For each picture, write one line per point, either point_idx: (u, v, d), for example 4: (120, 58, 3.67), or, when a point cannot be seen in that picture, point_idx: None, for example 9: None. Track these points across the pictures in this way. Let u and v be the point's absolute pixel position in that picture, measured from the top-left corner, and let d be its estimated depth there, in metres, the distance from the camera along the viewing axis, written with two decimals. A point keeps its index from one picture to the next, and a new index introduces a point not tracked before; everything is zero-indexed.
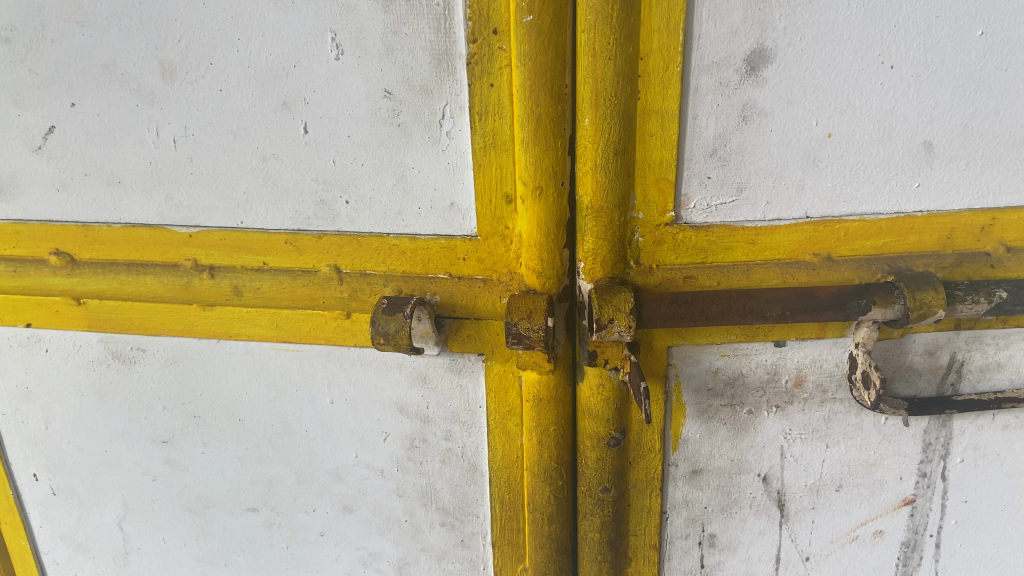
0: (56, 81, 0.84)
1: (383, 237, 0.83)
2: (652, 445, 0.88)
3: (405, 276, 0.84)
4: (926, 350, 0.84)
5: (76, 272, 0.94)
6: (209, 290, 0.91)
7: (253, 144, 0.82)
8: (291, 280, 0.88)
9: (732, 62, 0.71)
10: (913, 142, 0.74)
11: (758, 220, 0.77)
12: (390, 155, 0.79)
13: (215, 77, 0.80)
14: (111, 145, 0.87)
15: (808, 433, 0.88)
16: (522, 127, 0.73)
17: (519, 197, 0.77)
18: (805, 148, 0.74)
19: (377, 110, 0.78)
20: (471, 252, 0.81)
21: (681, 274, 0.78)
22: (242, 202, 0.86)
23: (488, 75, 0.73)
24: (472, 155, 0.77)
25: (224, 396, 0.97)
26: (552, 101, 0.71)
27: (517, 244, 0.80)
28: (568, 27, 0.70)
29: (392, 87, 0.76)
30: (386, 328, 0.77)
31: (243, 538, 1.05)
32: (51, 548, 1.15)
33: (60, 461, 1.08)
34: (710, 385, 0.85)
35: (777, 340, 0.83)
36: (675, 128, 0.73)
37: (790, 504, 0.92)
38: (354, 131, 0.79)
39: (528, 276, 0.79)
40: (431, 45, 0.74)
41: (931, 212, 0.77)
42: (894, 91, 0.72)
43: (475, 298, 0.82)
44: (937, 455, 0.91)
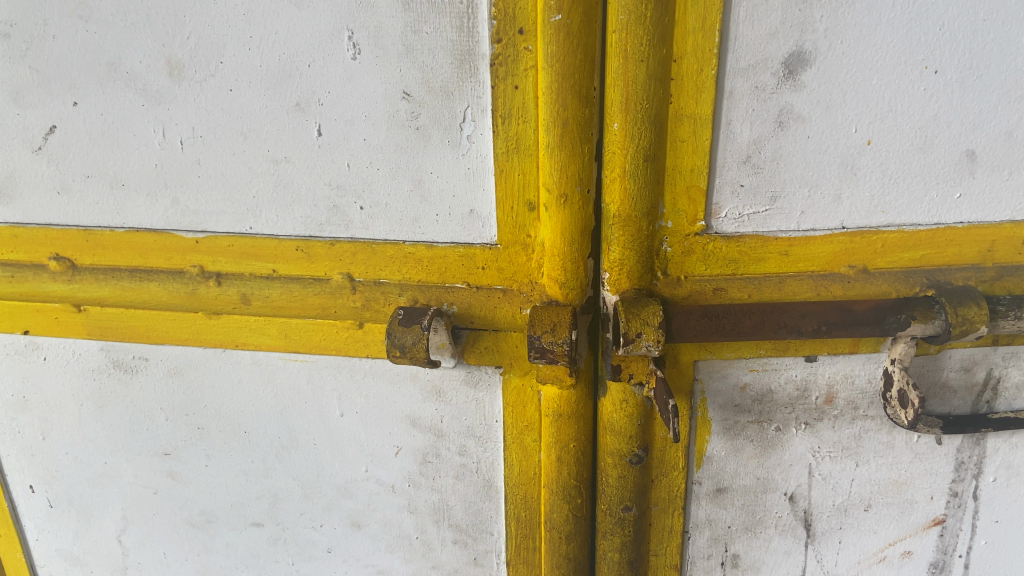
0: (58, 79, 0.81)
1: (398, 245, 0.80)
2: (676, 462, 0.85)
3: (421, 285, 0.81)
4: (962, 367, 0.81)
5: (77, 277, 0.91)
6: (215, 297, 0.87)
7: (264, 146, 0.79)
8: (302, 289, 0.84)
9: (769, 65, 0.67)
10: (955, 151, 0.71)
11: (792, 230, 0.74)
12: (408, 160, 0.76)
13: (226, 76, 0.77)
14: (115, 147, 0.83)
15: (837, 451, 0.85)
16: (548, 132, 0.69)
17: (543, 204, 0.73)
18: (843, 156, 0.71)
19: (395, 112, 0.74)
20: (490, 261, 0.78)
21: (711, 286, 0.75)
22: (252, 206, 0.82)
23: (513, 77, 0.70)
24: (493, 160, 0.74)
25: (229, 408, 0.93)
26: (580, 104, 0.68)
27: (539, 253, 0.76)
28: (598, 27, 0.66)
29: (411, 88, 0.73)
30: (403, 340, 0.74)
31: (247, 554, 1.02)
32: (48, 561, 1.12)
33: (57, 472, 1.04)
34: (737, 401, 0.82)
35: (809, 355, 0.80)
36: (708, 134, 0.70)
37: (817, 524, 0.89)
38: (370, 134, 0.76)
39: (551, 286, 0.76)
40: (454, 45, 0.70)
41: (971, 223, 0.74)
42: (937, 97, 0.69)
43: (494, 308, 0.79)
44: (970, 474, 0.88)
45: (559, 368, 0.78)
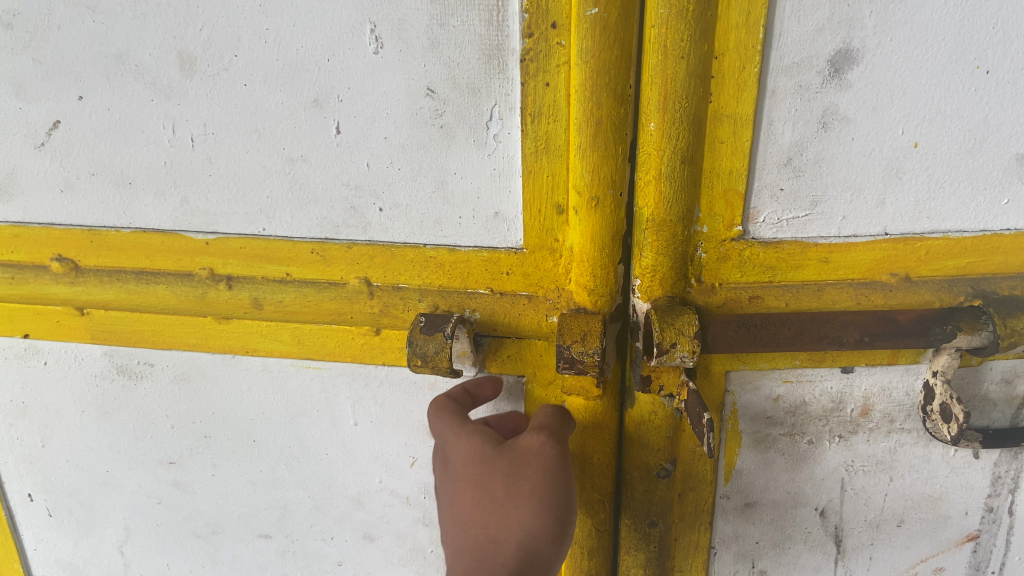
0: (63, 72, 0.77)
1: (419, 248, 0.77)
2: (704, 476, 0.81)
3: (442, 290, 0.78)
4: (1003, 379, 0.78)
5: (81, 279, 0.87)
6: (226, 301, 0.84)
7: (280, 144, 0.75)
8: (317, 293, 0.81)
9: (815, 63, 0.64)
10: (1004, 155, 0.68)
11: (832, 236, 0.70)
12: (430, 159, 0.73)
13: (240, 70, 0.73)
14: (121, 144, 0.80)
15: (871, 465, 0.82)
16: (579, 132, 0.66)
17: (572, 207, 0.70)
18: (889, 159, 0.68)
19: (418, 110, 0.71)
20: (515, 266, 0.75)
21: (746, 294, 0.72)
22: (265, 207, 0.79)
23: (544, 73, 0.66)
24: (521, 161, 0.70)
25: (238, 416, 0.90)
26: (615, 102, 0.65)
27: (567, 258, 0.73)
28: (636, 21, 0.63)
29: (435, 85, 0.69)
30: (425, 349, 0.71)
31: (255, 566, 1.00)
32: (47, 571, 1.09)
33: (58, 480, 1.01)
34: (769, 413, 0.79)
35: (845, 367, 0.76)
36: (749, 135, 0.66)
37: (848, 540, 0.86)
38: (391, 133, 0.72)
39: (578, 293, 0.73)
40: (482, 39, 0.67)
41: (1019, 231, 0.71)
42: (988, 99, 0.66)
43: (519, 316, 0.75)
44: (1006, 489, 0.85)
45: (585, 379, 0.74)
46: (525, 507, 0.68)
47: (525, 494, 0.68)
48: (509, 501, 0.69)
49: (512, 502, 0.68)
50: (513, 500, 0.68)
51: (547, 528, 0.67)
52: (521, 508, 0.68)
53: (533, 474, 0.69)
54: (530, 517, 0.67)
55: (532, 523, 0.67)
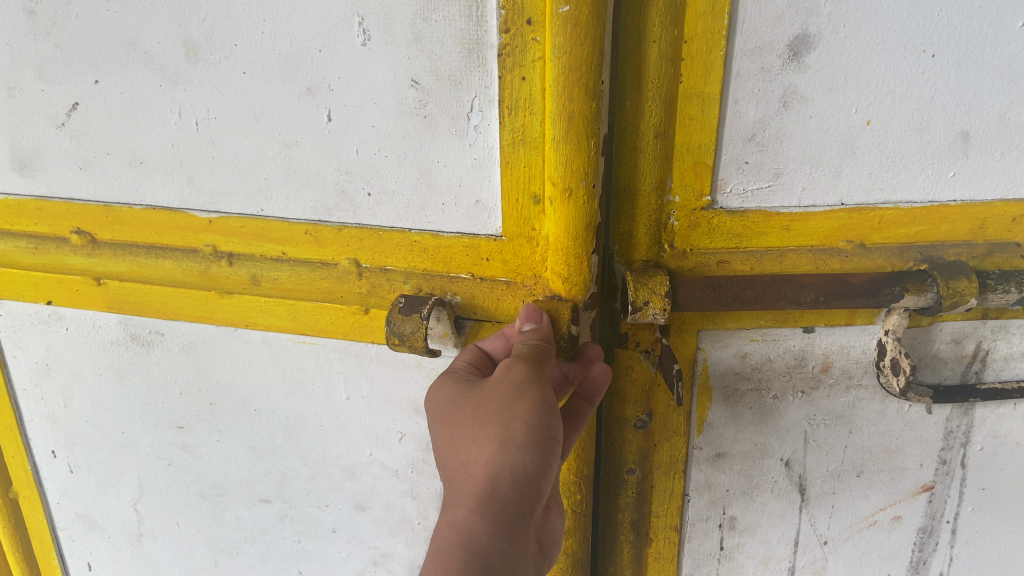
0: (80, 58, 0.84)
1: (403, 233, 0.84)
2: (678, 427, 0.89)
3: (426, 273, 0.85)
4: (952, 339, 0.85)
5: (97, 252, 0.94)
6: (227, 277, 0.91)
7: (276, 129, 0.82)
8: (309, 272, 0.88)
9: (775, 47, 0.71)
10: (949, 133, 0.75)
11: (793, 206, 0.77)
12: (416, 147, 0.79)
13: (239, 59, 0.80)
14: (133, 126, 0.86)
15: (832, 419, 0.89)
16: (553, 125, 0.71)
17: (547, 198, 0.76)
18: (844, 135, 0.74)
19: (403, 100, 0.77)
20: (494, 253, 0.82)
21: (715, 259, 0.79)
22: (263, 189, 0.86)
23: (520, 67, 0.72)
24: (500, 151, 0.77)
25: (240, 386, 0.98)
26: (586, 97, 0.69)
27: (542, 246, 0.79)
28: (606, 20, 0.67)
29: (420, 76, 0.76)
30: (401, 328, 0.78)
31: (256, 528, 1.08)
32: (68, 525, 1.18)
33: (78, 440, 1.10)
34: (737, 369, 0.86)
35: (806, 326, 0.84)
36: (716, 112, 0.73)
37: (811, 488, 0.93)
38: (379, 122, 0.79)
39: (552, 280, 0.79)
40: (462, 34, 0.73)
41: (964, 201, 0.77)
42: (934, 81, 0.72)
43: (497, 299, 0.84)
44: (958, 443, 0.92)
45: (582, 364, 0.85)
46: (495, 420, 0.69)
47: (495, 407, 0.70)
48: (476, 424, 0.70)
49: (481, 421, 0.69)
50: (482, 420, 0.69)
51: (518, 432, 0.67)
52: (487, 425, 0.69)
53: (503, 392, 0.70)
54: (500, 426, 0.68)
55: (502, 430, 0.68)
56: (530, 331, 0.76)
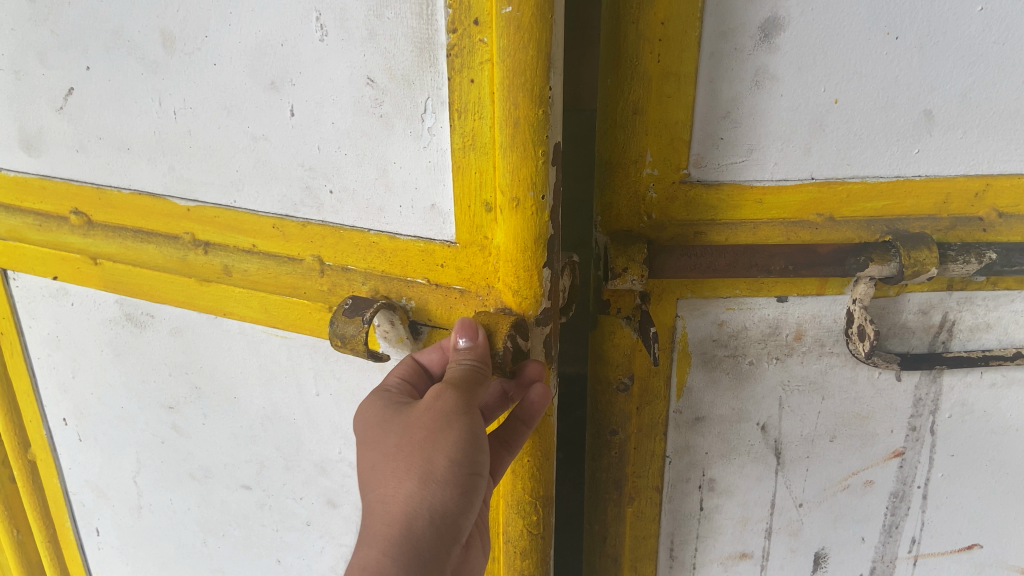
0: (73, 46, 0.91)
1: (364, 234, 0.86)
2: (659, 392, 0.94)
3: (383, 276, 0.87)
4: (920, 309, 0.89)
5: (91, 232, 1.02)
6: (203, 265, 0.97)
7: (246, 122, 0.86)
8: (277, 265, 0.92)
9: (748, 29, 0.75)
10: (914, 111, 0.79)
11: (766, 180, 0.82)
12: (374, 146, 0.80)
13: (210, 51, 0.84)
14: (121, 113, 0.92)
15: (806, 385, 0.94)
16: (500, 131, 0.71)
17: (498, 207, 0.75)
18: (814, 113, 0.79)
19: (360, 98, 0.78)
20: (449, 259, 0.82)
21: (692, 230, 0.84)
22: (236, 181, 0.90)
23: (468, 70, 0.72)
24: (451, 155, 0.77)
25: (223, 373, 1.03)
26: (531, 103, 0.69)
27: (495, 257, 0.79)
28: (554, 25, 0.67)
29: (375, 75, 0.77)
30: (344, 330, 0.81)
31: (239, 513, 1.12)
32: (79, 490, 1.25)
33: (85, 410, 1.17)
34: (715, 336, 0.91)
35: (780, 296, 0.88)
36: (692, 90, 0.78)
37: (786, 452, 0.98)
38: (338, 119, 0.81)
39: (504, 292, 0.79)
40: (414, 33, 0.74)
41: (929, 176, 0.82)
42: (899, 61, 0.77)
43: (451, 306, 0.84)
44: (926, 410, 0.95)
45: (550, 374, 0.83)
46: (417, 452, 0.70)
47: (419, 436, 0.71)
48: (398, 454, 0.71)
49: (403, 451, 0.71)
50: (405, 451, 0.71)
51: (440, 467, 0.70)
52: (408, 457, 0.71)
53: (427, 421, 0.72)
54: (421, 459, 0.70)
55: (424, 463, 0.70)
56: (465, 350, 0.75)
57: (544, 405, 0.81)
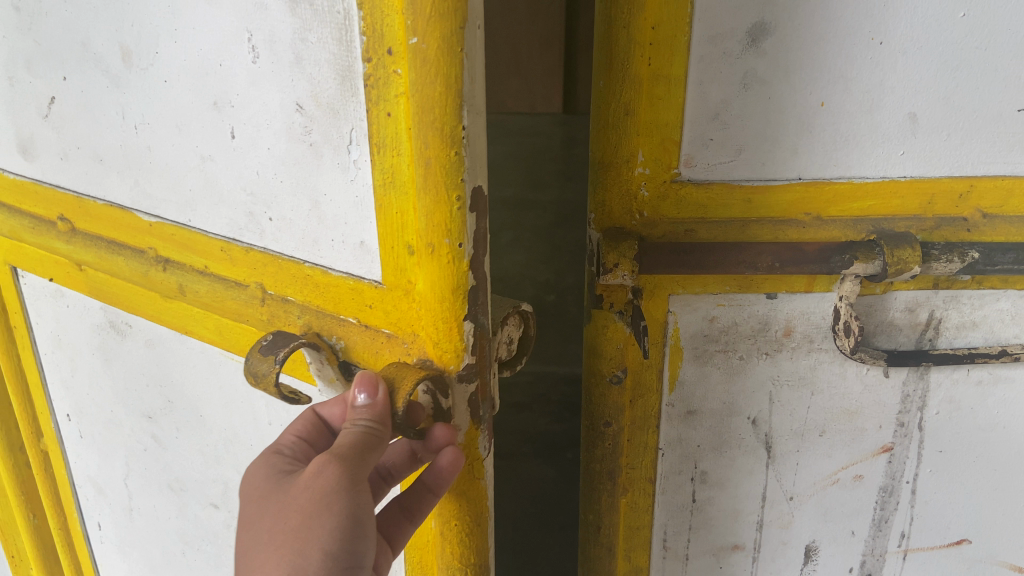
0: (54, 57, 0.94)
1: (300, 265, 0.81)
2: (652, 385, 0.97)
3: (318, 311, 0.82)
4: (906, 307, 0.91)
5: (75, 238, 1.04)
6: (162, 282, 0.96)
7: (195, 142, 0.84)
8: (225, 290, 0.90)
9: (736, 34, 0.78)
10: (898, 114, 0.81)
11: (755, 180, 0.85)
12: (304, 176, 0.76)
13: (161, 69, 0.83)
14: (94, 125, 0.94)
15: (795, 380, 0.96)
16: (415, 170, 0.66)
17: (418, 251, 0.70)
18: (800, 115, 0.81)
19: (291, 124, 0.74)
20: (377, 300, 0.76)
21: (683, 227, 0.87)
22: (189, 201, 0.88)
23: (385, 102, 0.66)
24: (374, 191, 0.71)
25: (190, 391, 1.03)
26: (442, 143, 0.63)
27: (418, 303, 0.73)
28: (466, 59, 0.61)
29: (303, 101, 0.72)
30: (257, 369, 0.74)
31: (210, 530, 1.11)
32: (84, 484, 1.29)
33: (84, 409, 1.21)
34: (706, 332, 0.94)
35: (769, 293, 0.91)
36: (681, 92, 0.81)
37: (777, 446, 1.00)
38: (273, 145, 0.77)
39: (426, 342, 0.73)
40: (335, 59, 0.68)
41: (914, 177, 0.84)
42: (883, 65, 0.79)
43: (378, 350, 0.78)
44: (914, 406, 0.97)
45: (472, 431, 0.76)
46: (288, 545, 0.67)
47: (293, 522, 0.67)
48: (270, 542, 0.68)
49: (275, 540, 0.68)
50: (276, 540, 0.68)
51: (311, 562, 0.66)
52: (278, 549, 0.67)
53: (302, 507, 0.67)
54: (291, 555, 0.66)
55: (293, 558, 0.66)
56: (359, 413, 0.68)
57: (454, 474, 0.75)
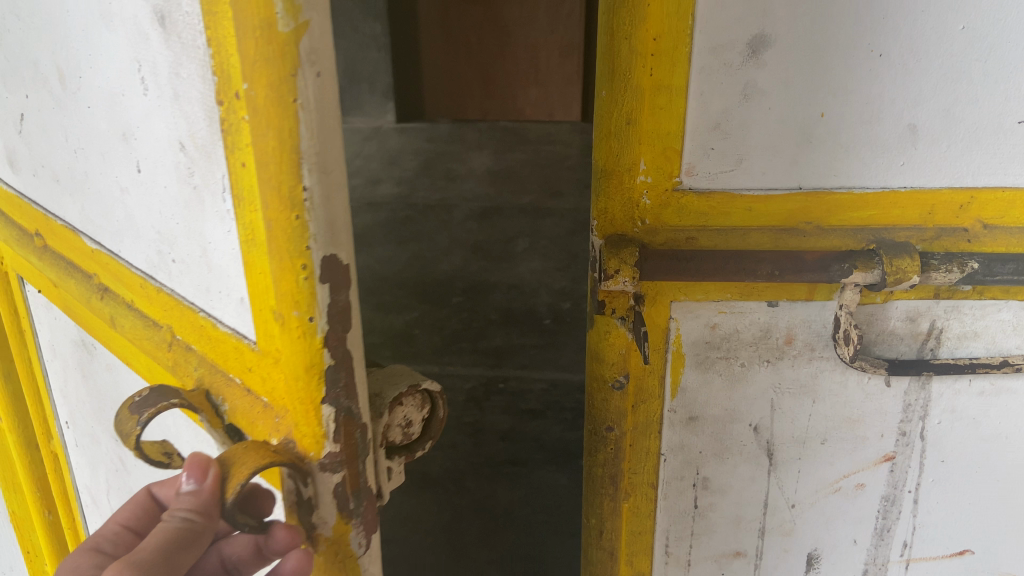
0: (17, 73, 0.93)
1: (196, 314, 0.73)
2: (653, 390, 0.98)
3: (213, 365, 0.73)
4: (907, 317, 0.92)
5: (47, 254, 1.04)
6: (102, 311, 0.91)
7: (114, 171, 0.78)
8: (144, 328, 0.83)
9: (736, 46, 0.80)
10: (899, 125, 0.82)
11: (755, 189, 0.86)
12: (192, 222, 0.68)
13: (84, 92, 0.78)
14: (50, 144, 0.92)
15: (797, 388, 0.97)
16: (264, 232, 0.59)
17: (279, 319, 0.62)
18: (801, 126, 0.83)
19: (178, 163, 0.66)
20: (254, 365, 0.67)
21: (684, 235, 0.89)
22: (116, 232, 0.83)
23: (236, 152, 0.59)
24: (240, 247, 0.63)
25: None
26: (282, 205, 0.57)
27: (286, 375, 0.64)
28: (302, 113, 0.54)
29: (184, 139, 0.64)
30: (123, 429, 0.65)
31: None
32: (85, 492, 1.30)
33: (77, 419, 1.22)
34: (707, 338, 0.95)
35: (770, 301, 0.92)
36: (683, 102, 0.83)
37: (779, 453, 1.01)
38: (168, 184, 0.69)
39: (294, 419, 0.65)
40: (203, 98, 0.60)
41: (914, 188, 0.85)
42: (882, 77, 0.80)
43: (255, 419, 0.69)
44: (916, 416, 0.98)
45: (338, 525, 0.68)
46: None
47: None
48: None
49: None
50: None
51: None
52: None
53: None
54: None
55: None
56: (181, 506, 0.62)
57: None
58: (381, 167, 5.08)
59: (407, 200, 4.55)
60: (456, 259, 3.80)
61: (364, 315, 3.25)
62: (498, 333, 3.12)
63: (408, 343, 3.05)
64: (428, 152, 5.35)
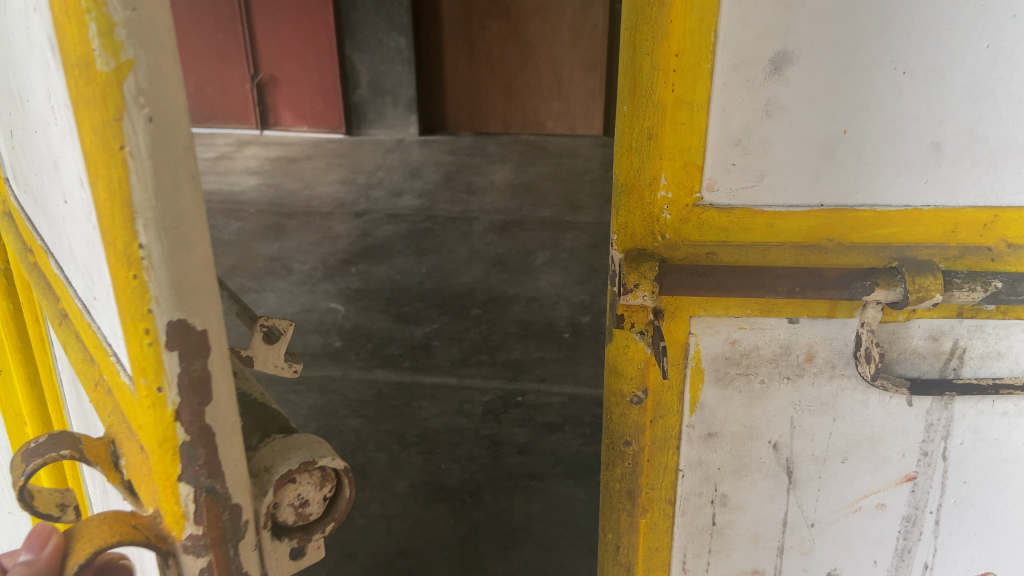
0: None
1: (106, 358, 0.62)
2: (671, 405, 0.98)
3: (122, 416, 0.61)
4: (929, 335, 0.91)
5: (16, 249, 0.94)
6: (55, 327, 0.80)
7: (50, 185, 0.67)
8: (80, 356, 0.72)
9: (759, 62, 0.80)
10: (922, 143, 0.82)
11: (777, 205, 0.86)
12: (95, 261, 0.57)
13: (22, 92, 0.66)
14: (12, 138, 0.82)
15: (817, 406, 0.96)
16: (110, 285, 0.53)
17: (141, 377, 0.54)
18: (823, 143, 0.82)
19: (79, 192, 0.55)
20: (139, 426, 0.57)
21: (704, 250, 0.89)
22: (60, 248, 0.72)
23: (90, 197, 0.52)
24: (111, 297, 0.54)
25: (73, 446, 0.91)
26: (119, 261, 0.51)
27: (153, 442, 0.56)
28: (133, 159, 0.49)
29: (77, 170, 0.54)
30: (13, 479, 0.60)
31: None
32: None
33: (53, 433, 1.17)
34: (727, 354, 0.94)
35: (791, 317, 0.92)
36: (704, 118, 0.83)
37: (798, 471, 1.00)
38: (78, 212, 0.58)
39: (164, 490, 0.57)
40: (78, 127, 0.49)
41: (938, 206, 0.84)
42: (906, 95, 0.80)
43: (141, 482, 0.59)
44: (938, 436, 0.96)
45: None
46: None
47: None
48: None
49: None
50: None
51: None
52: None
53: None
54: None
55: None
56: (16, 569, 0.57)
57: None
58: (403, 179, 5.11)
59: (428, 212, 4.58)
60: (476, 271, 3.81)
61: (384, 327, 3.27)
62: (516, 346, 3.12)
63: (427, 355, 3.06)
64: (450, 164, 5.38)
